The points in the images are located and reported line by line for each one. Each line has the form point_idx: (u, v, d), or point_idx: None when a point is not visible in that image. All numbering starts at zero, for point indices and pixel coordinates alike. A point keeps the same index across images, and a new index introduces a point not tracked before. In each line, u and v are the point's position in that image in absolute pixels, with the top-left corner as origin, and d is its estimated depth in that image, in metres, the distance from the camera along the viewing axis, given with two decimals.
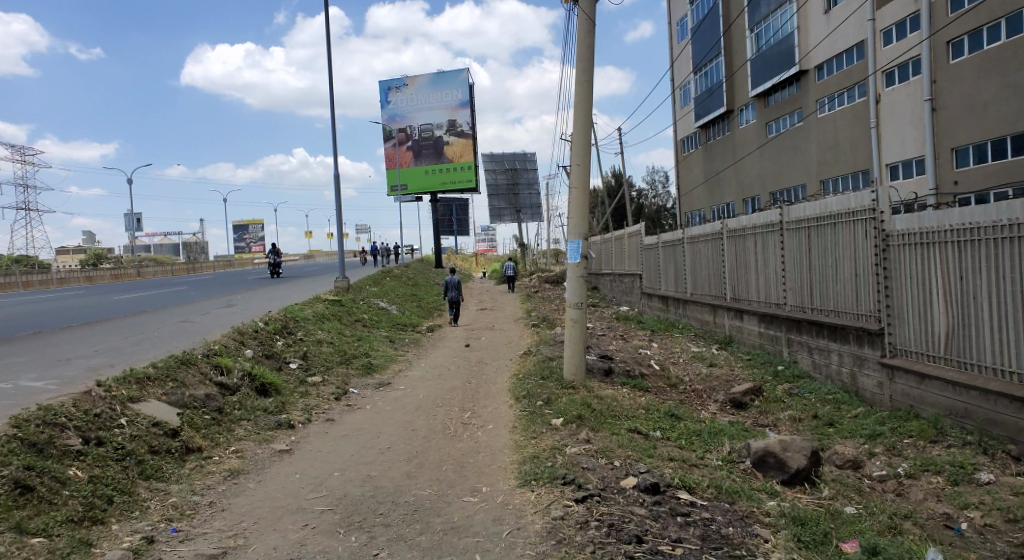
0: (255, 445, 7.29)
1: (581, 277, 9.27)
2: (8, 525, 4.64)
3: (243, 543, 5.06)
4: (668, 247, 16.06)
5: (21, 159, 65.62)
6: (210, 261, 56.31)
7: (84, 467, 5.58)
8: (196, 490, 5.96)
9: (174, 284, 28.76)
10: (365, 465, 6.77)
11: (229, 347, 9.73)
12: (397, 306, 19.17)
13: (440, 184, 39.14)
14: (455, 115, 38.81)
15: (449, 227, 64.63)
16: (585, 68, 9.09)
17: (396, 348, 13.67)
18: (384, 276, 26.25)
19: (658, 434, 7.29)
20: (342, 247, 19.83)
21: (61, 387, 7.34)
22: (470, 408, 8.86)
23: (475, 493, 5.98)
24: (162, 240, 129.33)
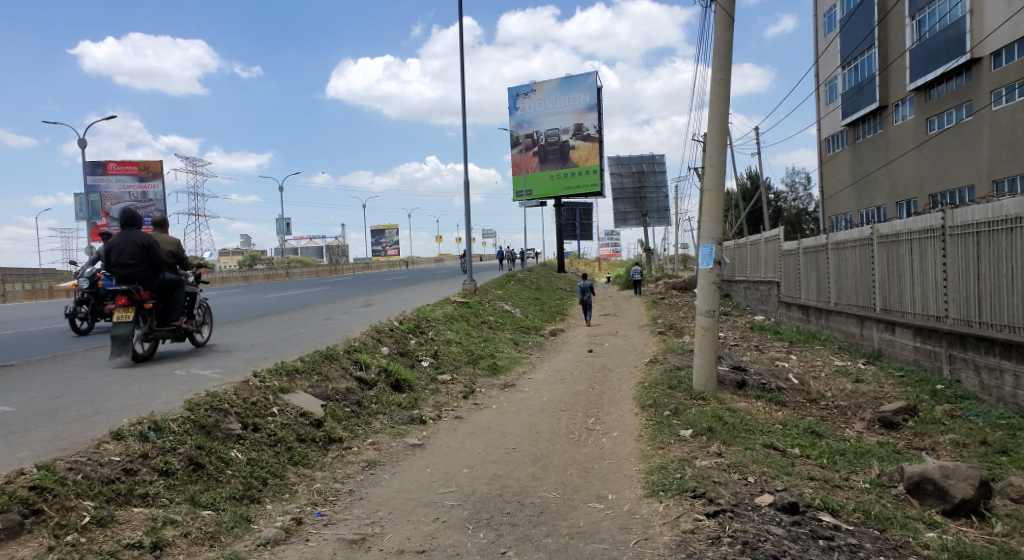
0: (390, 439, 7.63)
1: (714, 284, 8.96)
2: (184, 497, 5.15)
3: (379, 532, 5.31)
4: (809, 253, 15.20)
5: (192, 170, 72.88)
6: (349, 263, 59.50)
7: (243, 449, 6.09)
8: (338, 478, 6.33)
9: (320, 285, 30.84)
10: (493, 463, 6.91)
11: (368, 344, 10.27)
12: (522, 309, 19.42)
13: (566, 188, 39.14)
14: (582, 119, 38.69)
15: (574, 231, 64.71)
16: (722, 66, 8.80)
17: (519, 350, 13.86)
18: (509, 280, 26.68)
19: (797, 451, 6.90)
20: (472, 251, 20.36)
21: (223, 376, 8.06)
22: (594, 414, 8.81)
23: (601, 499, 5.94)
24: (308, 243, 138.40)
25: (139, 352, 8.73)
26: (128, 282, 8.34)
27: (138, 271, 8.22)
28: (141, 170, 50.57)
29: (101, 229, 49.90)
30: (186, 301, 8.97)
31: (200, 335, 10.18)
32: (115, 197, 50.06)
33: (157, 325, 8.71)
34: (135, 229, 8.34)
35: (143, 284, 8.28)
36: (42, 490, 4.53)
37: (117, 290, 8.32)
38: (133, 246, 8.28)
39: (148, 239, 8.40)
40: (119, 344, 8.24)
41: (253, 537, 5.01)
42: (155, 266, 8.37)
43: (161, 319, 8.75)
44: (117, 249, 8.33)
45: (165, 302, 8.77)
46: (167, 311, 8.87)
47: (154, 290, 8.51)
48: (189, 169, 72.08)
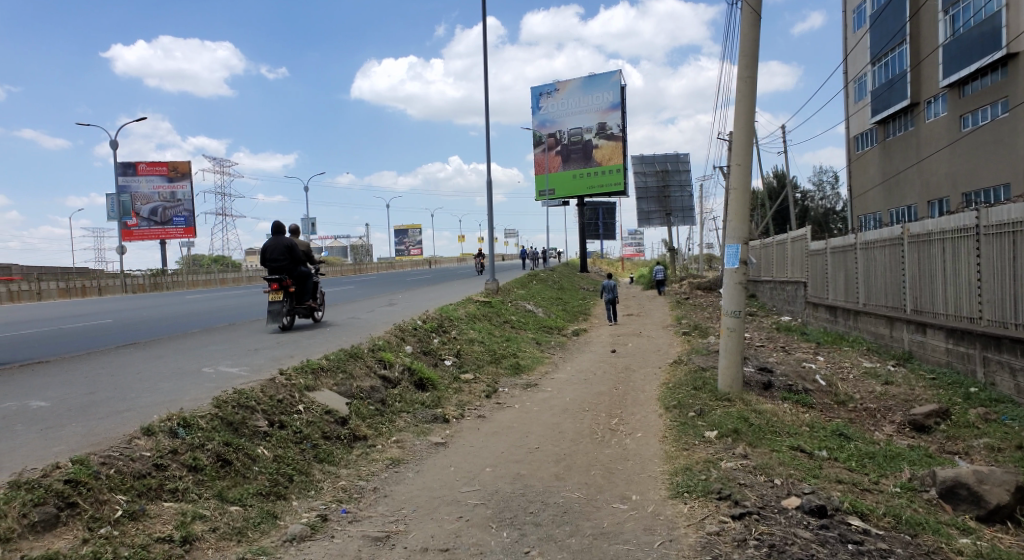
0: (413, 437, 7.66)
1: (740, 284, 8.87)
2: (212, 492, 5.22)
3: (403, 530, 5.34)
4: (837, 253, 14.98)
5: (219, 170, 73.90)
6: (373, 262, 60.00)
7: (270, 446, 6.17)
8: (362, 476, 6.38)
9: (345, 284, 31.09)
10: (515, 463, 6.91)
11: (392, 343, 10.33)
12: (544, 309, 19.40)
13: (588, 188, 39.03)
14: (606, 118, 38.53)
15: (597, 231, 64.53)
16: (749, 63, 8.70)
17: (542, 350, 13.85)
18: (531, 279, 26.67)
19: (825, 454, 6.81)
20: (494, 250, 20.38)
21: (250, 373, 8.17)
22: (618, 415, 8.77)
23: (625, 500, 5.91)
24: (332, 243, 139.54)
25: (283, 323, 12.16)
26: (278, 271, 11.70)
27: (286, 263, 11.54)
28: (170, 171, 51.32)
29: (131, 228, 50.88)
30: (317, 287, 12.34)
31: (318, 315, 13.58)
32: (145, 197, 51.00)
33: (297, 303, 12.09)
34: (282, 234, 11.53)
35: (289, 273, 11.62)
36: (77, 484, 4.62)
37: (270, 278, 11.71)
38: (280, 246, 11.52)
39: (290, 240, 11.66)
40: (273, 316, 11.63)
41: (279, 533, 5.06)
42: (297, 259, 11.60)
43: (298, 298, 12.12)
44: (270, 248, 11.63)
45: (301, 287, 12.15)
46: (302, 294, 12.30)
47: (294, 277, 11.87)
48: (217, 170, 73.10)
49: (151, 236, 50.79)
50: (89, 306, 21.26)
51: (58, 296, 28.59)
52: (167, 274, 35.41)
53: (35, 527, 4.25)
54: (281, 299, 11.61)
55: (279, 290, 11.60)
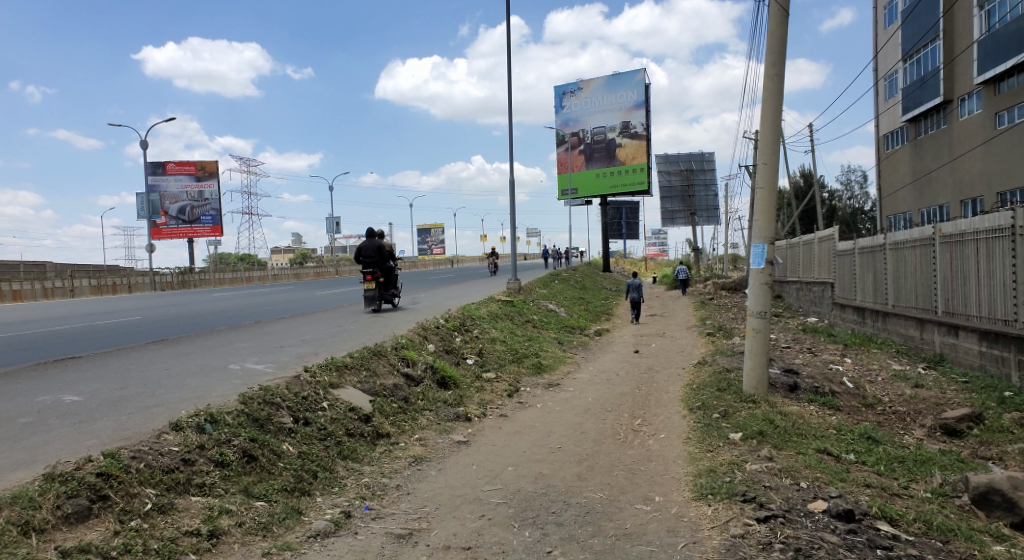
0: (436, 435, 7.68)
1: (766, 284, 8.76)
2: (238, 487, 5.28)
3: (426, 527, 5.36)
4: (865, 253, 14.76)
5: (246, 169, 74.79)
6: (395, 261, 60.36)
7: (295, 443, 6.22)
8: (386, 473, 6.41)
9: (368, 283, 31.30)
10: (537, 462, 6.90)
11: (414, 341, 10.37)
12: (566, 309, 19.36)
13: (610, 188, 38.88)
14: (630, 116, 38.29)
15: (619, 230, 64.27)
16: (776, 61, 8.59)
17: (565, 349, 13.81)
18: (553, 279, 26.62)
19: (852, 458, 6.70)
20: (516, 250, 20.37)
21: (276, 370, 8.26)
22: (641, 416, 8.72)
23: (647, 502, 5.87)
24: (356, 242, 140.56)
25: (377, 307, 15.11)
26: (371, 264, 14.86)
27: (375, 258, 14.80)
28: (198, 170, 51.95)
29: (160, 227, 51.73)
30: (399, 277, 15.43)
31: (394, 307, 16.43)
32: (173, 196, 51.81)
33: (384, 290, 15.13)
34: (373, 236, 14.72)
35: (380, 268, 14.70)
36: (108, 477, 4.70)
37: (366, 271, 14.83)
38: (371, 247, 14.50)
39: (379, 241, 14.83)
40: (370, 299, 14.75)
41: (303, 529, 5.11)
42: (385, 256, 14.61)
43: (386, 286, 15.28)
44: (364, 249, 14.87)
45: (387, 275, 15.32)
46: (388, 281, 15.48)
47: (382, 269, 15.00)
48: (244, 169, 74.03)
49: (179, 235, 51.59)
50: (117, 303, 21.57)
51: (89, 293, 29.15)
52: (194, 272, 35.92)
53: (68, 519, 4.33)
54: (374, 287, 14.79)
55: (372, 281, 14.75)
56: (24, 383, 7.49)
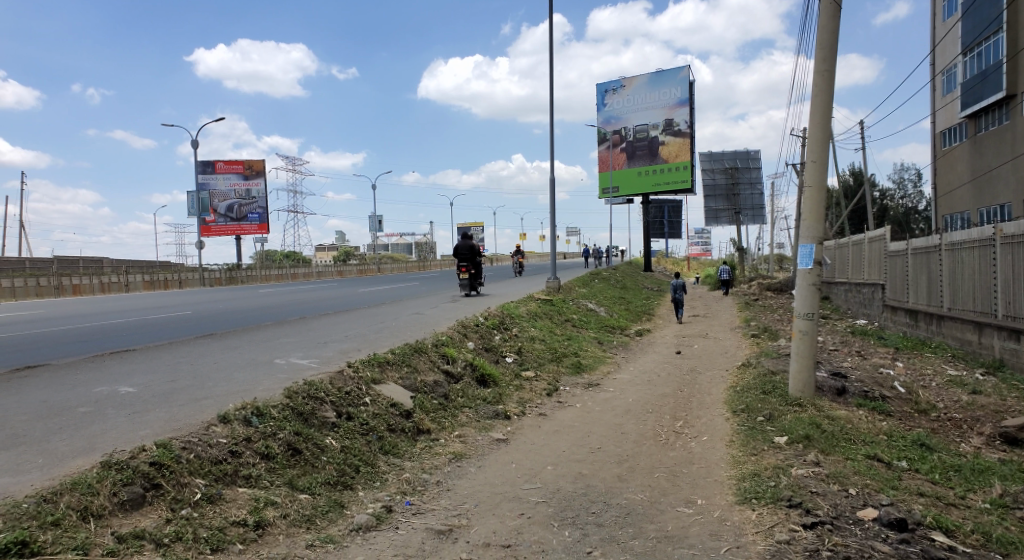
0: (475, 433, 7.70)
1: (814, 285, 8.54)
2: (283, 480, 5.38)
3: (466, 524, 5.37)
4: (919, 254, 14.29)
5: (291, 168, 76.07)
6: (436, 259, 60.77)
7: (338, 437, 6.30)
8: (426, 469, 6.45)
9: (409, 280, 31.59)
10: (577, 462, 6.86)
11: (455, 339, 10.41)
12: (606, 308, 19.23)
13: (651, 186, 38.57)
14: (673, 114, 37.78)
15: (661, 229, 63.60)
16: (826, 56, 8.37)
17: (605, 349, 13.72)
18: (594, 278, 26.44)
19: (904, 465, 6.49)
20: (556, 248, 20.30)
21: (320, 365, 8.39)
22: (682, 417, 8.61)
23: (689, 504, 5.78)
24: (397, 240, 142.16)
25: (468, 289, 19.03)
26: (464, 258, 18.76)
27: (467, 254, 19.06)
28: (246, 168, 53.07)
29: (209, 224, 53.04)
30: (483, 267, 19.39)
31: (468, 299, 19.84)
32: (222, 194, 53.08)
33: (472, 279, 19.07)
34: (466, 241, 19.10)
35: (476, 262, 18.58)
36: (161, 466, 4.83)
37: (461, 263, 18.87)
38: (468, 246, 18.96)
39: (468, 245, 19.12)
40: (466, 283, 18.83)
41: (346, 522, 5.17)
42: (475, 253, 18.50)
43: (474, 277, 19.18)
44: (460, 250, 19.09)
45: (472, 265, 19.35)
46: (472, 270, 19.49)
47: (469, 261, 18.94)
48: (289, 169, 75.43)
49: (227, 232, 52.84)
50: (160, 299, 21.90)
51: (142, 288, 30.06)
52: (241, 269, 36.78)
53: (123, 506, 4.46)
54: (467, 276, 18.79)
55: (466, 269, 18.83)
56: (82, 374, 7.75)
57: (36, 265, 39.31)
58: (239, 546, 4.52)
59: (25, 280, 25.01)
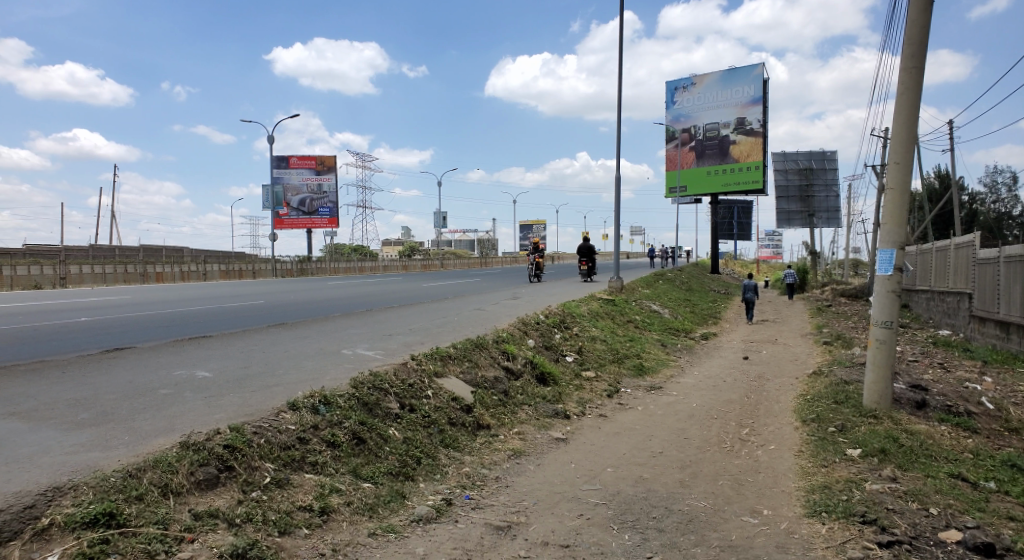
0: (535, 430, 7.68)
1: (894, 293, 8.12)
2: (348, 468, 5.47)
3: (524, 521, 5.34)
4: (1012, 262, 13.48)
5: (361, 165, 77.76)
6: (499, 256, 61.03)
7: (400, 428, 6.38)
8: (485, 464, 6.45)
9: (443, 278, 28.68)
10: (638, 465, 6.74)
11: (515, 336, 10.42)
12: (670, 310, 18.91)
13: (721, 186, 37.69)
14: (746, 113, 36.78)
15: (730, 231, 62.19)
16: (914, 53, 7.95)
17: (668, 352, 13.46)
18: (658, 279, 26.03)
19: (991, 486, 6.11)
20: (620, 248, 20.06)
21: (385, 357, 8.53)
22: (748, 425, 8.35)
23: (754, 514, 5.59)
24: (460, 236, 143.57)
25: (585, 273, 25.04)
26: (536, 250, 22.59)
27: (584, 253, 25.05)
28: (318, 164, 54.64)
29: (282, 217, 54.70)
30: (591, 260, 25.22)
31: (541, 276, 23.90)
32: (295, 188, 54.73)
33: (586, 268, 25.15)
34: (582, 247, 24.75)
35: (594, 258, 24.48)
36: (234, 449, 4.97)
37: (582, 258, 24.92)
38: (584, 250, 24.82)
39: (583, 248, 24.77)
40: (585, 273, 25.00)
41: (406, 513, 5.21)
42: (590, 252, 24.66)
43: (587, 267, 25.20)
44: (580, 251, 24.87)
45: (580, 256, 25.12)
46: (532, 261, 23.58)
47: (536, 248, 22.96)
48: (359, 165, 77.05)
49: (299, 226, 54.17)
50: (189, 291, 20.43)
51: (219, 277, 31.35)
52: (311, 261, 37.93)
53: (199, 485, 4.61)
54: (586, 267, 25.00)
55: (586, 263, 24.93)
56: (163, 358, 8.09)
57: (120, 253, 41.38)
58: (305, 531, 4.61)
59: (113, 266, 26.49)
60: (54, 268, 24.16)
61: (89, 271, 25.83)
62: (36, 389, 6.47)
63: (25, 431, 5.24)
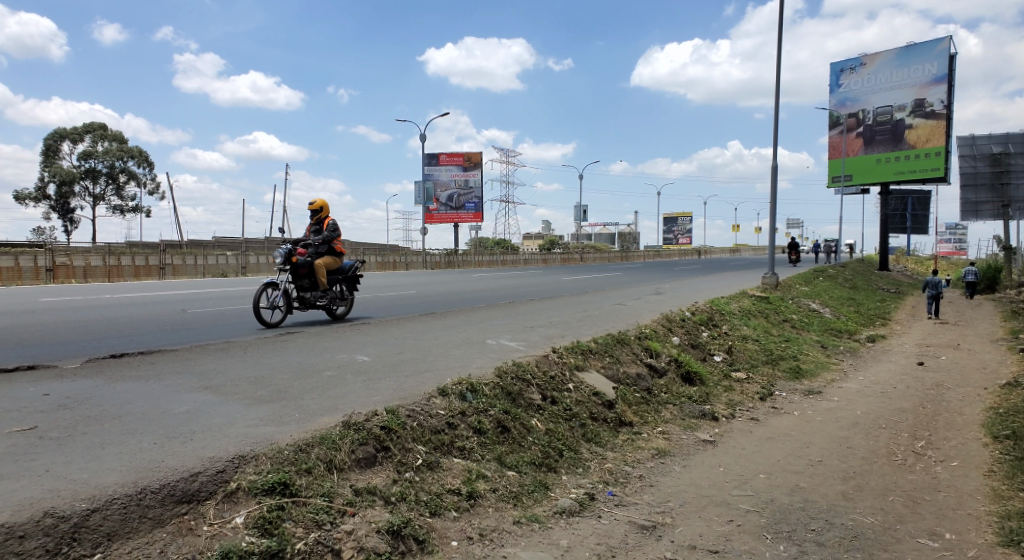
0: (680, 431, 7.39)
1: None
2: (493, 455, 5.54)
3: (670, 523, 5.15)
4: None
5: (505, 160, 78.99)
6: (644, 251, 59.82)
7: (543, 420, 6.39)
8: (628, 461, 6.30)
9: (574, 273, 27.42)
10: (794, 474, 6.30)
11: (659, 333, 10.14)
12: (833, 310, 17.57)
13: (894, 174, 34.70)
14: (925, 93, 33.17)
15: (903, 224, 56.89)
16: None
17: (829, 355, 12.51)
18: (817, 276, 24.29)
19: None
20: (774, 244, 18.93)
21: (528, 348, 8.59)
22: (924, 437, 7.56)
23: (933, 537, 5.03)
24: (603, 230, 142.21)
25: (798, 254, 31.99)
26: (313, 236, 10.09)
27: None
28: (465, 160, 56.39)
29: (432, 212, 57.18)
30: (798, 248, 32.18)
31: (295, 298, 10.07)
32: (444, 184, 56.91)
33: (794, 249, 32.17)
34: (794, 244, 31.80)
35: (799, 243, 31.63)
36: (389, 431, 5.20)
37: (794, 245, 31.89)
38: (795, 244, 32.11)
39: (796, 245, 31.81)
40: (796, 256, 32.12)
41: (550, 504, 5.20)
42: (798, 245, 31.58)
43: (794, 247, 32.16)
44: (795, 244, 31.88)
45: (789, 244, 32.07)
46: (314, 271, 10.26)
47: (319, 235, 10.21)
48: (503, 160, 78.42)
49: (446, 220, 56.20)
50: None
51: (374, 268, 33.32)
52: (459, 254, 39.38)
53: (359, 463, 4.85)
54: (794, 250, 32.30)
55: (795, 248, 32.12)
56: (325, 342, 8.64)
57: (289, 245, 45.08)
58: (453, 513, 4.73)
59: (284, 257, 28.96)
60: (236, 258, 26.73)
61: (265, 261, 28.37)
62: (223, 366, 7.14)
63: (216, 403, 5.77)
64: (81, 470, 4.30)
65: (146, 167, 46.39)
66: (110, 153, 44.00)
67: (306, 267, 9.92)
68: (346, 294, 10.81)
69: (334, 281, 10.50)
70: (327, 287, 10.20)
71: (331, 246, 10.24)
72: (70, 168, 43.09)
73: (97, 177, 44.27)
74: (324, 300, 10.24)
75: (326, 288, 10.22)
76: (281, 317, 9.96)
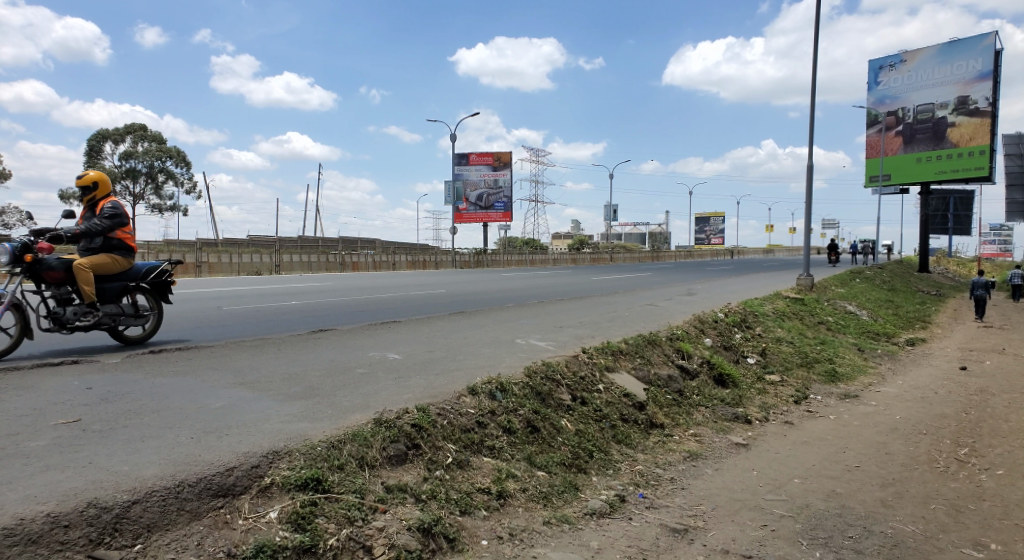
0: (712, 434, 7.29)
1: None
2: (522, 455, 5.52)
3: (703, 526, 5.08)
4: None
5: (535, 159, 78.90)
6: (675, 251, 59.25)
7: (572, 420, 6.35)
8: (659, 464, 6.23)
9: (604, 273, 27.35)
10: (830, 479, 6.16)
11: (691, 334, 10.02)
12: (869, 312, 17.20)
13: (935, 174, 33.94)
14: (969, 90, 32.33)
15: (944, 225, 55.49)
16: None
17: (866, 358, 12.24)
18: (853, 278, 23.79)
19: None
20: (809, 244, 18.62)
21: (557, 348, 8.55)
22: (967, 444, 7.34)
23: (978, 548, 4.88)
24: (633, 230, 141.22)
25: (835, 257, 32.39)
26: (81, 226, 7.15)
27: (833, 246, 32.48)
28: (495, 160, 56.46)
29: (462, 212, 57.35)
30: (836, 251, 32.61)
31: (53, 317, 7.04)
32: (474, 184, 57.08)
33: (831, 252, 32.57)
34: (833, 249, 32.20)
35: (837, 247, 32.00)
36: (420, 429, 5.21)
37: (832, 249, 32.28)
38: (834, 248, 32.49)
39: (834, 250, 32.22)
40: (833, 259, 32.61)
41: (580, 505, 5.17)
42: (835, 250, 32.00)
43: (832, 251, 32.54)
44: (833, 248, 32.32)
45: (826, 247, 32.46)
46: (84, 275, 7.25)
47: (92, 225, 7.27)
48: (533, 159, 78.34)
49: (476, 220, 56.34)
50: (376, 280, 21.77)
51: (405, 267, 33.53)
52: (488, 254, 39.45)
53: (390, 460, 4.87)
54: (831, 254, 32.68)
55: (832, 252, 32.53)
56: (356, 340, 8.70)
57: (321, 244, 45.59)
58: (483, 513, 4.72)
59: (316, 255, 29.30)
60: (270, 257, 27.12)
61: (298, 260, 28.77)
62: (257, 363, 7.23)
63: (250, 399, 5.85)
64: (122, 462, 4.39)
65: (183, 167, 47.33)
66: (149, 154, 44.98)
67: (58, 268, 6.92)
68: (146, 307, 7.84)
69: (115, 290, 7.41)
70: (93, 297, 7.13)
71: (105, 239, 7.21)
72: (111, 168, 44.15)
73: (136, 177, 45.29)
74: (104, 317, 7.24)
75: (93, 299, 7.14)
76: (16, 343, 6.84)
